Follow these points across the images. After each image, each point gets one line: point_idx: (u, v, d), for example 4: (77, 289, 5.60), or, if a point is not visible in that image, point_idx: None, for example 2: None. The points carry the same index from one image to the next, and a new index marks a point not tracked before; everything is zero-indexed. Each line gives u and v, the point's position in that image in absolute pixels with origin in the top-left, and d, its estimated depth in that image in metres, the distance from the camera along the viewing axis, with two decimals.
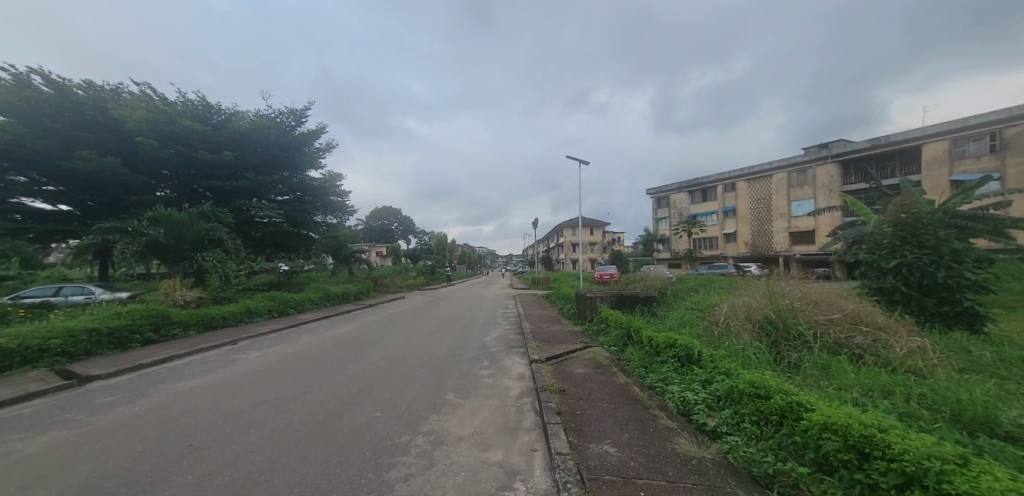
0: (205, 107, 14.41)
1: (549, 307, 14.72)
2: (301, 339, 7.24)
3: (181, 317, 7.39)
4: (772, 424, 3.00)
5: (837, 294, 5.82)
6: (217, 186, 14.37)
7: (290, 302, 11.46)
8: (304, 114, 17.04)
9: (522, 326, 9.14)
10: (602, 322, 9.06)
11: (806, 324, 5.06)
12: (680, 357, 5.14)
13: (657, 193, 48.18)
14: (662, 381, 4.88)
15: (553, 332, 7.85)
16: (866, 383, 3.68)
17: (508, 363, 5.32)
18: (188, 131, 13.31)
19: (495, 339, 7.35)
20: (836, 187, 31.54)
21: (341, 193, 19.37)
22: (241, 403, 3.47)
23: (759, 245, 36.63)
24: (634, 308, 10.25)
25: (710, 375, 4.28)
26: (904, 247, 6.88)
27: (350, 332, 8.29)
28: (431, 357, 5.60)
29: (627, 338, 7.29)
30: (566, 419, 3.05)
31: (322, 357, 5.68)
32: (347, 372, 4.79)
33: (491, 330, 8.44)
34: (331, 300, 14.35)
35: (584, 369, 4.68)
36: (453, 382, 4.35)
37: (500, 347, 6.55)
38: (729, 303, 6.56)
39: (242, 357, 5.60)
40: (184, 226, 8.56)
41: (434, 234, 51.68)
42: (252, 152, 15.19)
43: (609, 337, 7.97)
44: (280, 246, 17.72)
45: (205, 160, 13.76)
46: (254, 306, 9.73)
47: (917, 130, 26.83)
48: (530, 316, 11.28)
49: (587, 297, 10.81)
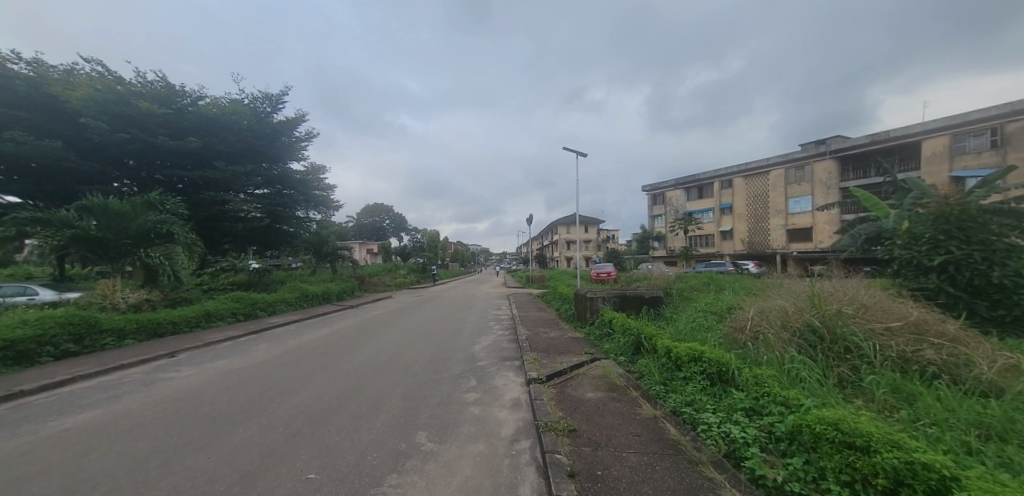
0: (168, 89, 13.13)
1: (545, 308, 13.78)
2: (259, 349, 6.18)
3: (115, 324, 6.26)
4: (876, 490, 1.95)
5: (887, 295, 4.94)
6: (183, 176, 13.10)
7: (258, 303, 10.33)
8: (280, 99, 15.86)
9: (516, 331, 8.19)
10: (607, 328, 8.15)
11: (862, 335, 4.12)
12: (708, 375, 4.26)
13: (653, 189, 47.53)
14: (690, 406, 3.94)
15: (551, 339, 6.91)
16: (972, 416, 2.75)
17: (499, 384, 4.32)
18: (145, 114, 12.01)
19: (485, 348, 6.38)
20: (834, 183, 31.18)
21: (325, 186, 18.19)
22: (119, 457, 2.45)
23: (756, 242, 36.24)
24: (640, 309, 9.37)
25: (754, 402, 3.34)
26: (949, 241, 6.05)
27: (320, 339, 7.24)
28: (407, 375, 4.65)
29: (638, 347, 6.39)
30: (584, 488, 2.07)
31: (274, 374, 4.68)
32: (297, 396, 3.82)
33: (481, 337, 7.45)
34: (309, 301, 13.24)
35: (596, 393, 3.74)
36: (428, 413, 3.39)
37: (491, 360, 5.58)
38: (756, 307, 5.72)
39: (172, 376, 4.54)
40: (128, 217, 7.43)
41: (426, 231, 50.50)
42: (222, 140, 13.96)
43: (615, 345, 7.07)
44: (261, 243, 16.55)
45: (166, 147, 12.47)
46: (214, 308, 8.61)
47: (917, 125, 26.51)
48: (526, 319, 10.32)
49: (588, 298, 9.90)
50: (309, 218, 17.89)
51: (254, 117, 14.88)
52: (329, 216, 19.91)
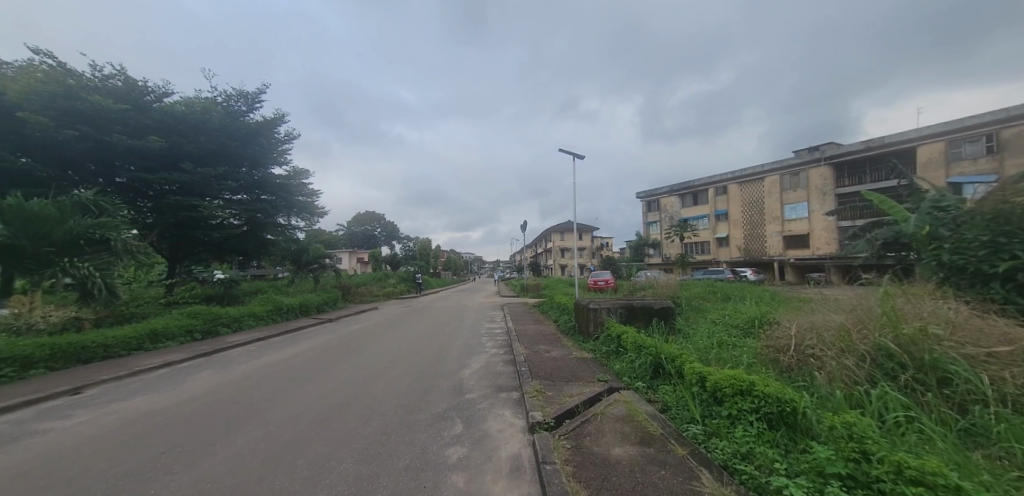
0: (129, 84, 11.96)
1: (542, 320, 12.70)
2: (200, 379, 4.99)
3: (17, 351, 5.05)
4: None
5: (967, 308, 4.03)
6: (145, 178, 11.89)
7: (220, 317, 9.18)
8: (256, 96, 14.85)
9: (513, 349, 7.10)
10: (615, 344, 7.21)
11: (961, 364, 3.17)
12: (764, 415, 3.27)
13: (647, 197, 47.13)
14: (746, 461, 2.92)
15: (553, 361, 5.85)
16: None
17: (494, 431, 3.25)
18: (99, 110, 10.82)
19: (477, 373, 5.32)
20: (830, 190, 31.02)
21: (308, 191, 17.20)
22: None
23: (752, 249, 35.93)
24: (649, 322, 8.38)
25: (853, 466, 2.31)
26: (1012, 243, 5.16)
27: (282, 363, 6.06)
28: (377, 416, 3.57)
29: (657, 369, 5.47)
30: None
31: (199, 417, 3.50)
32: (207, 456, 2.66)
33: (471, 358, 6.37)
34: (283, 315, 11.96)
35: (627, 450, 2.72)
36: (389, 490, 2.29)
37: (484, 390, 4.52)
38: (800, 323, 4.83)
39: (50, 424, 3.29)
40: (52, 223, 6.24)
41: (418, 239, 49.11)
42: (191, 140, 12.91)
43: (629, 365, 6.11)
44: (238, 251, 16.00)
45: (124, 146, 11.28)
46: (162, 327, 7.46)
47: (911, 131, 26.51)
48: (522, 333, 9.25)
49: (591, 310, 8.89)
50: (291, 226, 17.08)
51: (228, 115, 13.88)
52: (312, 222, 18.78)
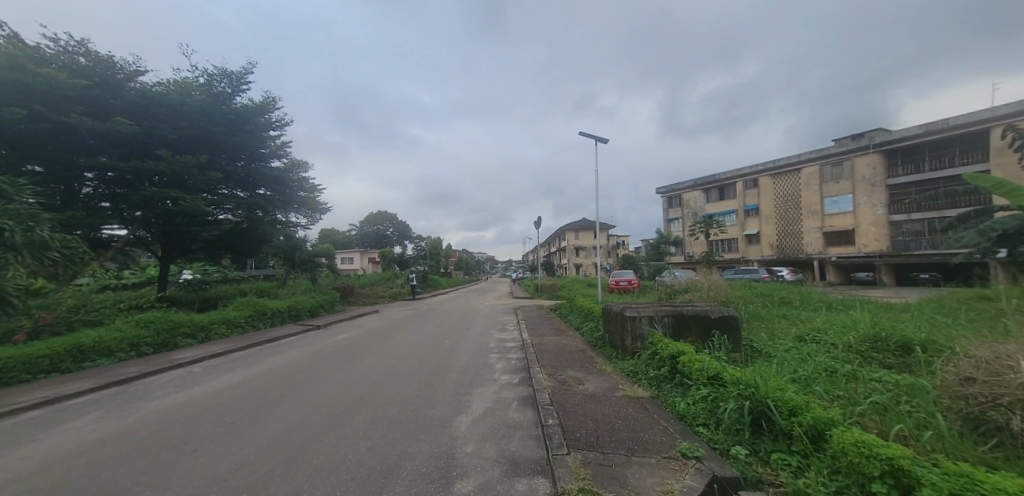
0: (98, 61, 10.71)
1: (562, 328, 10.77)
2: (59, 436, 3.29)
3: None
4: None
5: None
6: (113, 166, 10.61)
7: (181, 326, 7.76)
8: (241, 76, 13.50)
9: (531, 377, 5.27)
10: (670, 369, 5.33)
11: None
12: None
13: (667, 192, 44.39)
14: None
15: (594, 405, 3.92)
16: None
17: None
18: (55, 86, 9.59)
19: (480, 428, 3.46)
20: (880, 181, 27.86)
21: (309, 185, 15.91)
22: None
23: (786, 246, 32.99)
24: (706, 338, 6.33)
25: None
26: None
27: (213, 398, 4.40)
28: None
29: (758, 421, 3.49)
30: None
31: None
32: None
33: (474, 393, 4.54)
34: (265, 321, 10.47)
35: None
36: None
37: (489, 474, 2.63)
38: None
39: None
40: None
41: (429, 238, 47.67)
42: (168, 126, 11.65)
43: (704, 409, 4.13)
44: (233, 250, 14.80)
45: (87, 128, 10.07)
46: (92, 341, 6.06)
47: (984, 111, 23.08)
48: (542, 349, 7.38)
49: (628, 319, 6.92)
50: (291, 223, 15.83)
51: (210, 97, 12.60)
52: (313, 220, 17.49)
